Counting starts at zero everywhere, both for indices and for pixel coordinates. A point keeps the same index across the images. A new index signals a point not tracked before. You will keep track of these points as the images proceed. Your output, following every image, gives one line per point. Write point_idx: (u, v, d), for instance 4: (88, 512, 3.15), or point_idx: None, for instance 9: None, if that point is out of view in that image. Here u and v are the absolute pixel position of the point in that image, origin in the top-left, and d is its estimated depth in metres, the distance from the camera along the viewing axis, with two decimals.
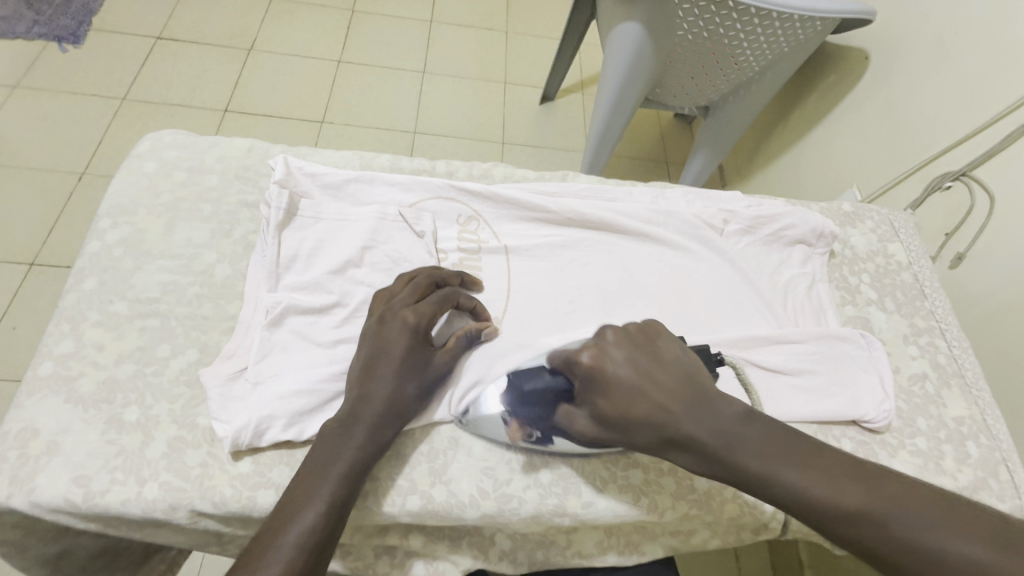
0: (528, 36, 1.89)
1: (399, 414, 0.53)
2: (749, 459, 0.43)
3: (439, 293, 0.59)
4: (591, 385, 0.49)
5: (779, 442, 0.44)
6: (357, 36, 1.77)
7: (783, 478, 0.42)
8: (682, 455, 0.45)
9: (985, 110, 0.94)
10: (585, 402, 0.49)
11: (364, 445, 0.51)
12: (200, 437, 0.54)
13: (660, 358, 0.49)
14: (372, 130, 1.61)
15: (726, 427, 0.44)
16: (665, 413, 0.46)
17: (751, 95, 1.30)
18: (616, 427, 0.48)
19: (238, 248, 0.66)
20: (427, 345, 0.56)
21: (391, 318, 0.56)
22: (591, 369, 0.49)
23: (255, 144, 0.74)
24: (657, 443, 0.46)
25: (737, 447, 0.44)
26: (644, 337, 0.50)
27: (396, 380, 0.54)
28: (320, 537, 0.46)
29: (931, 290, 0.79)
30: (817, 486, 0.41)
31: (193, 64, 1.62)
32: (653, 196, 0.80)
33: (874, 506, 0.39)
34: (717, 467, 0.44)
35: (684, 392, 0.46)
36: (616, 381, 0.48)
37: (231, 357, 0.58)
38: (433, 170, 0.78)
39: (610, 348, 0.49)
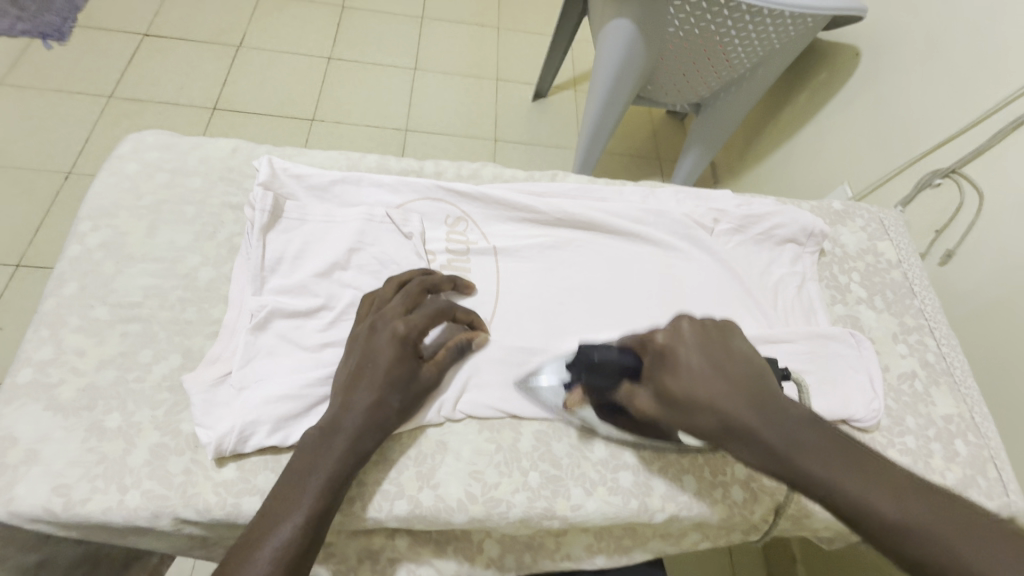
0: (520, 32, 1.87)
1: (380, 425, 0.53)
2: (818, 465, 0.42)
3: (432, 304, 0.58)
4: (663, 364, 0.49)
5: (844, 451, 0.43)
6: (348, 32, 1.75)
7: (853, 489, 0.41)
8: (744, 450, 0.44)
9: (974, 107, 0.94)
10: (652, 380, 0.50)
11: (344, 457, 0.50)
12: (183, 443, 0.53)
13: (732, 352, 0.49)
14: (364, 128, 1.59)
15: (794, 426, 0.44)
16: (733, 403, 0.45)
17: (743, 92, 1.30)
18: (679, 410, 0.47)
19: (222, 250, 0.65)
20: (416, 357, 0.55)
21: (381, 328, 0.55)
22: (666, 350, 0.49)
23: (240, 145, 0.73)
24: (718, 432, 0.45)
25: (808, 449, 0.43)
26: (720, 330, 0.50)
27: (380, 392, 0.53)
28: (297, 550, 0.45)
29: (920, 288, 0.79)
30: (890, 504, 0.40)
31: (181, 61, 1.60)
32: (643, 195, 0.80)
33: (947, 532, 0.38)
34: (779, 465, 0.43)
35: (754, 387, 0.46)
36: (687, 365, 0.48)
37: (215, 361, 0.57)
38: (422, 170, 0.77)
39: (686, 334, 0.49)
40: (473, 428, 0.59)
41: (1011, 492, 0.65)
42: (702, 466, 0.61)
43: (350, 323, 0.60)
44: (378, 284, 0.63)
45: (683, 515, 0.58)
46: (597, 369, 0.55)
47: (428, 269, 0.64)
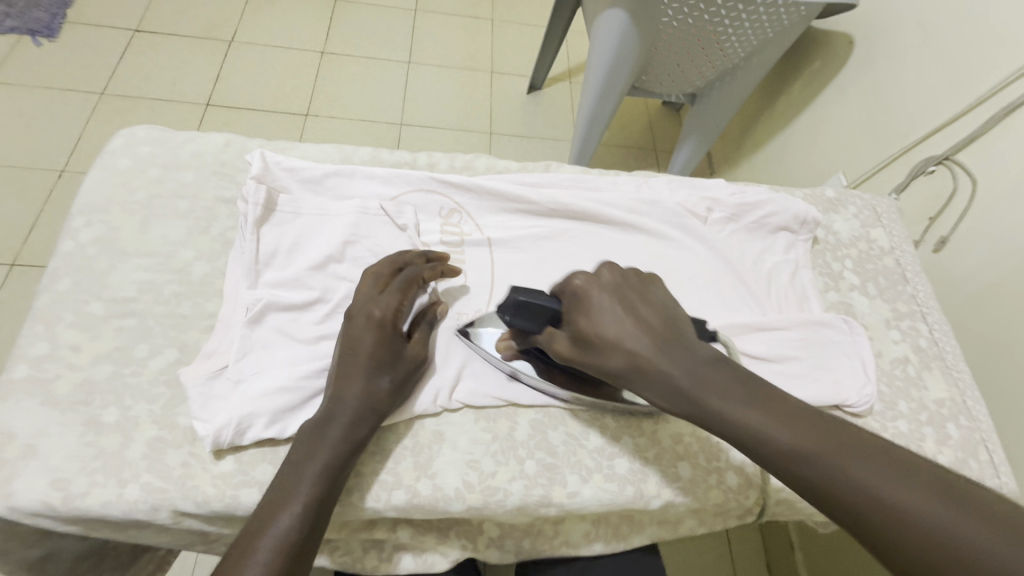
0: (514, 24, 1.86)
1: (375, 409, 0.53)
2: (714, 397, 0.43)
3: (402, 278, 0.59)
4: (578, 308, 0.50)
5: (743, 385, 0.43)
6: (340, 26, 1.74)
7: (743, 416, 0.42)
8: (649, 388, 0.46)
9: (967, 92, 0.94)
10: (569, 324, 0.50)
11: (342, 440, 0.51)
12: (181, 437, 0.54)
13: (645, 297, 0.50)
14: (358, 122, 1.59)
15: (695, 362, 0.45)
16: (640, 343, 0.46)
17: (737, 81, 1.30)
18: (592, 352, 0.48)
19: (216, 245, 0.65)
20: (394, 336, 0.56)
21: (356, 312, 0.57)
22: (582, 294, 0.50)
23: (232, 139, 0.72)
24: (627, 371, 0.46)
25: (705, 382, 0.44)
26: (637, 279, 0.52)
27: (369, 375, 0.54)
28: (298, 537, 0.46)
29: (912, 274, 0.80)
30: (779, 430, 0.40)
31: (172, 57, 1.59)
32: (637, 185, 0.80)
33: (827, 450, 0.39)
34: (681, 400, 0.44)
35: (663, 328, 0.47)
36: (600, 309, 0.49)
37: (211, 355, 0.57)
38: (415, 162, 0.77)
39: (603, 281, 0.50)
40: (470, 418, 0.60)
41: (1003, 474, 0.65)
42: (697, 452, 0.62)
43: None
44: None
45: (678, 501, 0.59)
46: (524, 312, 0.52)
47: (406, 249, 0.64)
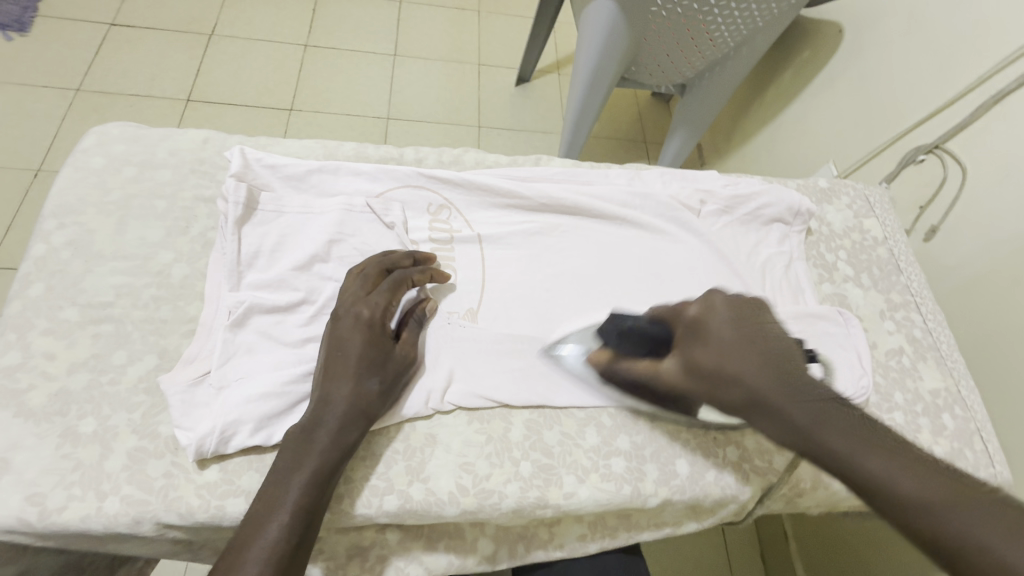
0: (501, 15, 1.83)
1: (364, 412, 0.52)
2: (830, 435, 0.45)
3: (390, 279, 0.58)
4: (693, 338, 0.53)
5: (861, 430, 0.45)
6: (324, 18, 1.70)
7: (858, 457, 0.44)
8: (764, 420, 0.48)
9: (957, 80, 0.94)
10: (681, 352, 0.54)
11: (332, 446, 0.49)
12: (162, 446, 0.52)
13: (761, 330, 0.53)
14: (344, 117, 1.55)
15: (816, 402, 0.47)
16: (758, 376, 0.49)
17: (728, 71, 1.29)
18: (702, 379, 0.51)
19: (196, 246, 0.63)
20: (383, 337, 0.55)
21: (344, 313, 0.55)
22: (699, 322, 0.54)
23: (210, 135, 0.70)
24: (744, 403, 0.49)
25: (825, 422, 0.46)
26: (751, 308, 0.55)
27: (358, 378, 0.52)
28: (286, 548, 0.44)
29: (906, 264, 0.80)
30: (899, 478, 0.42)
31: (150, 52, 1.54)
32: (629, 177, 0.78)
33: (944, 497, 0.40)
34: (800, 437, 0.46)
35: (783, 363, 0.50)
36: (718, 338, 0.52)
37: (192, 361, 0.55)
38: (402, 157, 0.75)
39: (721, 309, 0.54)
40: (463, 420, 0.58)
41: (997, 463, 0.65)
42: (694, 449, 0.61)
43: None
44: None
45: (676, 499, 0.58)
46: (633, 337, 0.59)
47: (393, 249, 0.63)
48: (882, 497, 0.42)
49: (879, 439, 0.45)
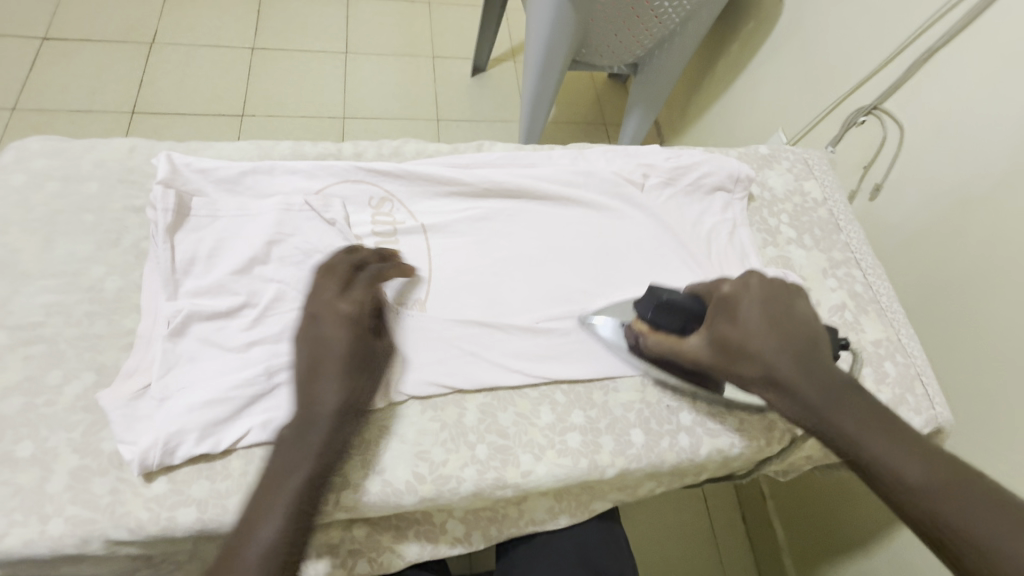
0: (452, 5, 1.81)
1: (350, 413, 0.52)
2: (847, 421, 0.48)
3: (367, 278, 0.57)
4: (723, 314, 0.56)
5: (874, 417, 0.48)
6: (270, 19, 1.65)
7: (867, 442, 0.47)
8: (781, 399, 0.52)
9: (891, 40, 0.96)
10: (710, 329, 0.56)
11: (324, 448, 0.49)
12: (106, 463, 0.51)
13: (791, 315, 0.55)
14: (298, 119, 1.52)
15: (833, 385, 0.50)
16: (781, 358, 0.52)
17: (676, 48, 1.30)
18: (727, 358, 0.54)
19: (130, 258, 0.61)
20: (367, 335, 0.54)
21: (321, 313, 0.54)
22: (731, 302, 0.56)
23: (138, 144, 0.68)
24: (762, 379, 0.52)
25: (838, 404, 0.49)
26: (784, 290, 0.57)
27: (343, 381, 0.51)
28: (280, 551, 0.44)
29: (846, 223, 0.82)
30: (906, 464, 0.45)
31: (88, 65, 1.49)
32: (573, 157, 0.79)
33: (949, 489, 0.43)
34: (810, 415, 0.50)
35: (805, 345, 0.53)
36: (747, 317, 0.54)
37: (133, 374, 0.54)
38: (340, 153, 0.74)
39: (754, 290, 0.56)
40: (417, 410, 0.58)
41: (937, 404, 0.68)
42: (648, 418, 0.62)
43: (276, 318, 0.58)
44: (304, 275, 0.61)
45: (633, 467, 0.60)
46: (666, 309, 0.59)
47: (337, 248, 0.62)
48: (893, 488, 0.45)
49: (888, 425, 0.48)
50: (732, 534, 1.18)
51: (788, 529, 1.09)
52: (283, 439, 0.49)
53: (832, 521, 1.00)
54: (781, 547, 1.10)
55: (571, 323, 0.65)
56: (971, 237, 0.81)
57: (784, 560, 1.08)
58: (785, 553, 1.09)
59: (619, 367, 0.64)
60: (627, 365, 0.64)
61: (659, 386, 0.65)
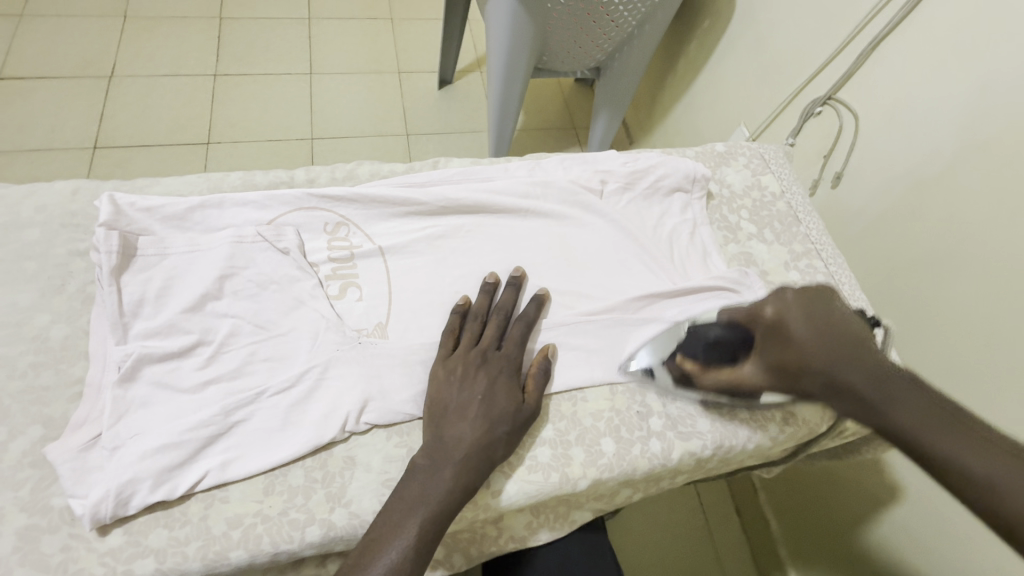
0: (414, 20, 1.81)
1: (488, 455, 0.54)
2: (906, 416, 0.49)
3: (522, 330, 0.62)
4: (771, 337, 0.58)
5: (937, 412, 0.48)
6: (230, 45, 1.64)
7: (930, 436, 0.47)
8: (839, 403, 0.54)
9: (838, 31, 0.98)
10: (764, 352, 0.59)
11: (455, 486, 0.51)
12: (57, 520, 0.49)
13: (834, 323, 0.56)
14: (265, 143, 1.51)
15: (892, 384, 0.51)
16: (835, 367, 0.54)
17: (635, 50, 1.30)
18: (788, 378, 0.57)
19: (76, 303, 0.59)
20: (517, 388, 0.58)
21: (488, 361, 0.59)
22: (774, 322, 0.58)
23: (81, 185, 0.66)
24: (823, 390, 0.55)
25: (898, 400, 0.50)
26: (820, 296, 0.59)
27: (485, 422, 0.55)
28: (402, 574, 0.47)
29: (804, 215, 0.83)
30: (971, 456, 0.44)
31: (46, 103, 1.46)
32: (529, 168, 0.79)
33: (1019, 478, 0.42)
34: (870, 417, 0.51)
35: (858, 351, 0.54)
36: (796, 335, 0.56)
37: (82, 425, 0.52)
38: (293, 179, 0.73)
39: (793, 303, 0.58)
40: (381, 437, 0.57)
41: None
42: (618, 426, 0.62)
43: (232, 355, 0.57)
44: (293, 318, 0.60)
45: (606, 477, 0.59)
46: (716, 347, 0.61)
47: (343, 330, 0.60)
48: (956, 478, 0.44)
49: (955, 419, 0.47)
50: (728, 529, 1.17)
51: (782, 519, 1.08)
52: (439, 461, 0.52)
53: (825, 508, 1.00)
54: (777, 537, 1.09)
55: (539, 337, 0.65)
56: (928, 218, 0.83)
57: (780, 550, 1.08)
58: (781, 544, 1.08)
59: (589, 377, 0.63)
60: (597, 374, 0.64)
61: (629, 392, 0.64)
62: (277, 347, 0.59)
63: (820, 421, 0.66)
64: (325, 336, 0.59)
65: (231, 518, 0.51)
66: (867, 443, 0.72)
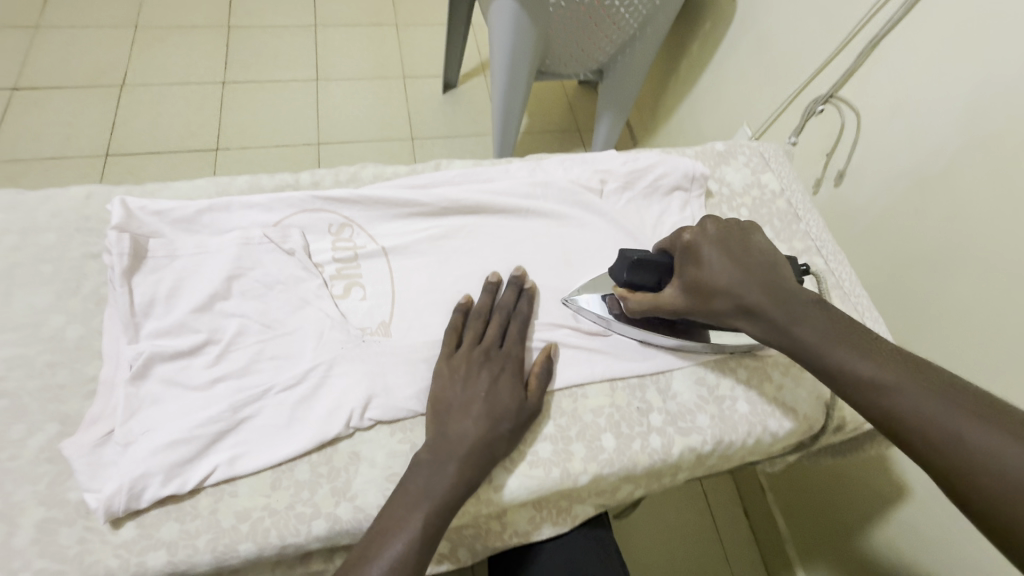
0: (419, 25, 1.83)
1: (490, 451, 0.55)
2: (809, 331, 0.51)
3: (520, 328, 0.63)
4: (689, 260, 0.59)
5: (838, 329, 0.50)
6: (238, 53, 1.67)
7: (830, 351, 0.49)
8: (749, 323, 0.55)
9: (839, 29, 0.98)
10: (682, 276, 0.59)
11: (458, 480, 0.52)
12: (73, 513, 0.50)
13: (749, 250, 0.57)
14: (273, 149, 1.53)
15: (797, 305, 0.53)
16: (747, 289, 0.55)
17: (637, 51, 1.31)
18: (701, 298, 0.57)
19: (90, 304, 0.61)
20: (519, 385, 0.59)
21: (490, 358, 0.60)
22: (691, 247, 0.59)
23: (94, 190, 0.68)
24: (734, 311, 0.55)
25: (803, 320, 0.52)
26: (739, 228, 0.60)
27: (486, 419, 0.56)
28: (409, 564, 0.48)
29: (804, 212, 0.83)
30: (866, 368, 0.47)
31: (60, 112, 1.49)
32: (530, 168, 0.80)
33: (908, 386, 0.45)
34: (779, 335, 0.53)
35: (768, 275, 0.55)
36: (711, 259, 0.57)
37: (96, 422, 0.54)
38: (298, 183, 0.75)
39: (710, 234, 0.58)
40: (386, 433, 0.58)
41: None
42: (618, 422, 0.63)
43: (240, 353, 0.58)
44: (299, 317, 0.62)
45: (607, 472, 0.60)
46: (640, 268, 0.61)
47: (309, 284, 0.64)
48: (852, 388, 0.47)
49: (854, 336, 0.50)
50: (735, 528, 1.16)
51: (789, 517, 1.08)
52: (442, 457, 0.53)
53: (832, 506, 0.99)
54: (785, 537, 1.08)
55: (539, 334, 0.65)
56: (931, 215, 0.83)
57: (787, 549, 1.07)
58: (788, 543, 1.08)
59: (589, 374, 0.64)
60: (597, 371, 0.65)
61: (629, 388, 0.65)
62: (283, 346, 0.60)
63: (819, 416, 0.67)
64: (330, 335, 0.61)
65: (239, 512, 0.52)
66: (869, 440, 0.73)
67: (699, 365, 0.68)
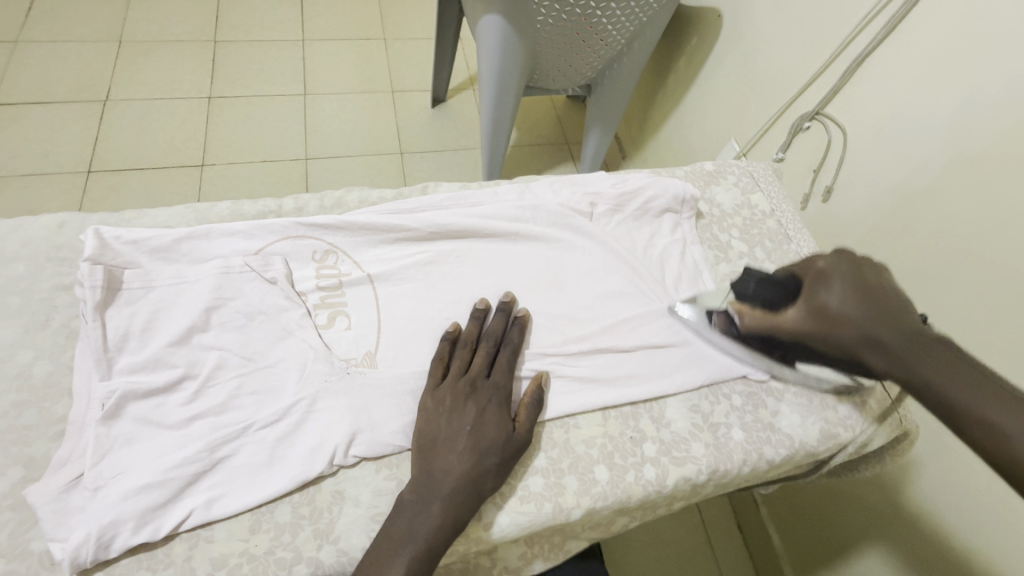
0: (408, 40, 1.83)
1: (477, 488, 0.53)
2: (937, 368, 0.50)
3: (510, 360, 0.61)
4: (819, 284, 0.58)
5: (969, 374, 0.49)
6: (225, 68, 1.65)
7: (957, 392, 0.48)
8: (871, 354, 0.54)
9: (824, 47, 0.99)
10: (807, 299, 0.59)
11: (444, 521, 0.50)
12: (36, 565, 0.48)
13: (878, 284, 0.56)
14: (260, 164, 1.51)
15: (925, 342, 0.52)
16: (875, 321, 0.54)
17: (625, 68, 1.32)
18: (825, 324, 0.57)
19: (60, 339, 0.59)
20: (507, 418, 0.57)
21: (480, 390, 0.58)
22: (825, 274, 0.58)
23: (68, 218, 0.66)
24: (859, 342, 0.54)
25: (932, 357, 0.51)
26: (870, 264, 0.59)
27: (473, 455, 0.54)
28: None
29: (795, 232, 0.83)
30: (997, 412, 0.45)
31: (40, 128, 1.46)
32: (519, 191, 0.78)
33: None
34: (901, 368, 0.52)
35: (899, 312, 0.54)
36: (841, 289, 0.56)
37: (64, 466, 0.51)
38: (282, 208, 0.73)
39: (844, 264, 0.58)
40: (371, 470, 0.56)
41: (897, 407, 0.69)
42: (611, 452, 0.61)
43: (218, 389, 0.56)
44: (281, 350, 0.60)
45: (600, 506, 0.58)
46: (767, 285, 0.65)
47: (293, 317, 0.61)
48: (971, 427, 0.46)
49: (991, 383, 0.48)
50: (730, 546, 1.14)
51: (784, 535, 1.06)
52: (426, 497, 0.51)
53: (828, 524, 0.98)
54: (781, 554, 1.06)
55: (526, 365, 0.63)
56: (918, 232, 0.83)
57: (783, 567, 1.05)
58: (784, 561, 1.06)
59: (580, 404, 0.62)
60: (590, 401, 0.63)
61: (622, 417, 0.64)
62: (264, 379, 0.58)
63: (816, 443, 0.65)
64: (313, 367, 0.59)
65: (216, 559, 0.50)
66: (865, 462, 0.72)
67: (693, 392, 0.67)
